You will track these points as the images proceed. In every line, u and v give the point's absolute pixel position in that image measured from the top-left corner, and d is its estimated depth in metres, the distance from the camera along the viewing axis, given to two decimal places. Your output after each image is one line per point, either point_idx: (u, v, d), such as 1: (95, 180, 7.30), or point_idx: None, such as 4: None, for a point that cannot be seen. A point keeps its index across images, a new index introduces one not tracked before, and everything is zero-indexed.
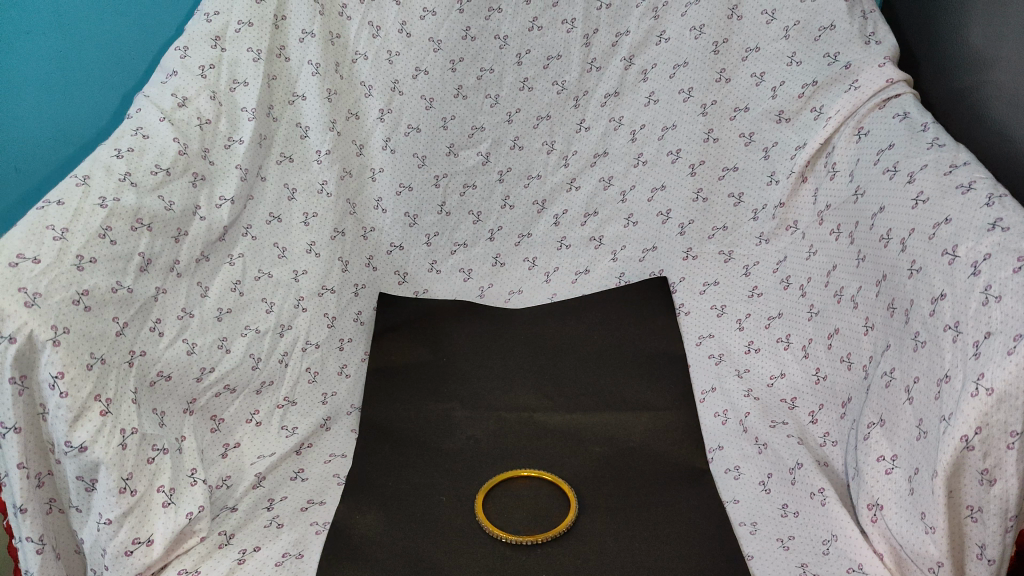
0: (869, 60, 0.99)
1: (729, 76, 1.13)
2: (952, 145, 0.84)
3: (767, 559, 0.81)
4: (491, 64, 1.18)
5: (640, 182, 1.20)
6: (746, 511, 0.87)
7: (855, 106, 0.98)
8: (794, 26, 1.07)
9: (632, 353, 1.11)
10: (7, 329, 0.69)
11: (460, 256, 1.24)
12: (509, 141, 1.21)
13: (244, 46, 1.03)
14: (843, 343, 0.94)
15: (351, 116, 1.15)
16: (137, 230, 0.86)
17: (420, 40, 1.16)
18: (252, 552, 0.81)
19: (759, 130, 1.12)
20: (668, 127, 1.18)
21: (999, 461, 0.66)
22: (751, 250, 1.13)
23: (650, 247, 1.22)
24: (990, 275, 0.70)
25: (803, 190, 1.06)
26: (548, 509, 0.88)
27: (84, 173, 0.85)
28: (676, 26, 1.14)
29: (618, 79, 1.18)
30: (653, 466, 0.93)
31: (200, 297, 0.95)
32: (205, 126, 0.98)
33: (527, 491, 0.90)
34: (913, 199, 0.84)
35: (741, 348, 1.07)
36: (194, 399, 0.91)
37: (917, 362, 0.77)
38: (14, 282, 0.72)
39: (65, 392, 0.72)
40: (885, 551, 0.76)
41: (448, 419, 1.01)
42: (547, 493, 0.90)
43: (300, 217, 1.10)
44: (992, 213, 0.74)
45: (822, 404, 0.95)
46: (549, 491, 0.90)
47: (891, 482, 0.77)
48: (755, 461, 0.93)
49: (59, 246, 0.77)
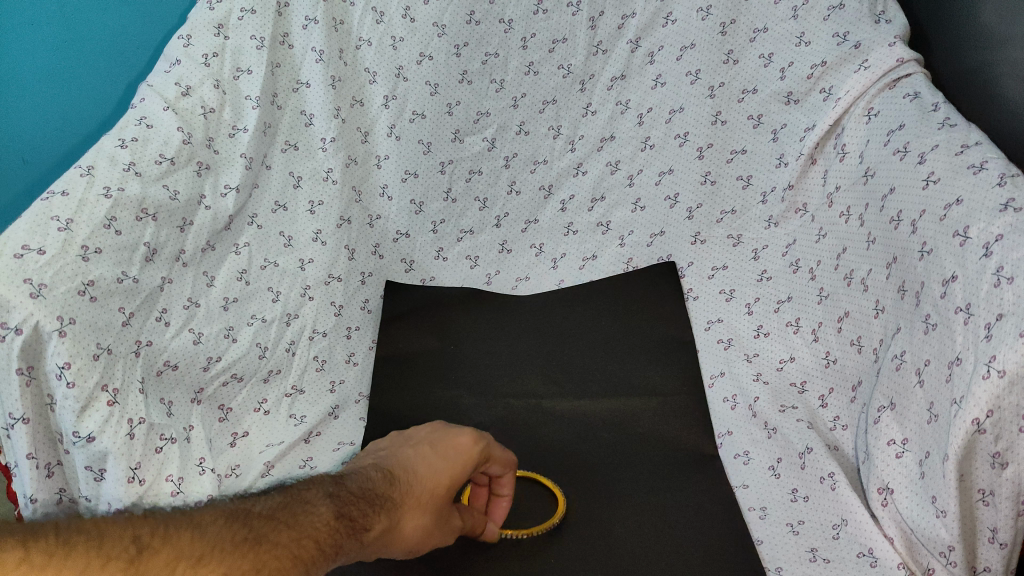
0: (880, 39, 0.96)
1: (737, 58, 1.10)
2: (963, 125, 0.82)
3: (777, 544, 0.82)
4: (496, 48, 1.15)
5: (648, 166, 1.17)
6: (755, 496, 0.88)
7: (865, 86, 0.96)
8: (803, 5, 1.04)
9: (641, 338, 1.09)
10: (14, 320, 0.74)
11: (467, 244, 1.21)
12: (515, 126, 1.18)
13: (247, 34, 1.01)
14: (853, 326, 0.93)
15: (356, 103, 1.13)
16: (143, 220, 0.89)
17: (424, 25, 1.13)
18: None
19: (767, 112, 1.09)
20: (676, 110, 1.14)
21: (1011, 444, 0.66)
22: (760, 233, 1.10)
23: (657, 232, 1.18)
24: (1002, 256, 0.70)
25: (812, 172, 1.03)
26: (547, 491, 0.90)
27: (89, 163, 0.87)
28: (684, 8, 1.10)
29: (625, 62, 1.14)
30: (662, 451, 0.94)
31: (206, 286, 0.97)
32: (209, 115, 0.97)
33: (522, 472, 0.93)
34: (925, 179, 0.82)
35: (749, 333, 1.05)
36: (202, 388, 0.92)
37: (928, 345, 0.76)
38: (19, 273, 0.77)
39: (72, 382, 0.76)
40: (896, 535, 0.76)
41: (456, 406, 1.01)
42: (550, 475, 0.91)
43: (306, 205, 1.09)
44: (1004, 192, 0.73)
45: (833, 388, 0.94)
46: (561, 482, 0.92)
47: (902, 466, 0.77)
48: (764, 446, 0.92)
49: (63, 238, 0.81)
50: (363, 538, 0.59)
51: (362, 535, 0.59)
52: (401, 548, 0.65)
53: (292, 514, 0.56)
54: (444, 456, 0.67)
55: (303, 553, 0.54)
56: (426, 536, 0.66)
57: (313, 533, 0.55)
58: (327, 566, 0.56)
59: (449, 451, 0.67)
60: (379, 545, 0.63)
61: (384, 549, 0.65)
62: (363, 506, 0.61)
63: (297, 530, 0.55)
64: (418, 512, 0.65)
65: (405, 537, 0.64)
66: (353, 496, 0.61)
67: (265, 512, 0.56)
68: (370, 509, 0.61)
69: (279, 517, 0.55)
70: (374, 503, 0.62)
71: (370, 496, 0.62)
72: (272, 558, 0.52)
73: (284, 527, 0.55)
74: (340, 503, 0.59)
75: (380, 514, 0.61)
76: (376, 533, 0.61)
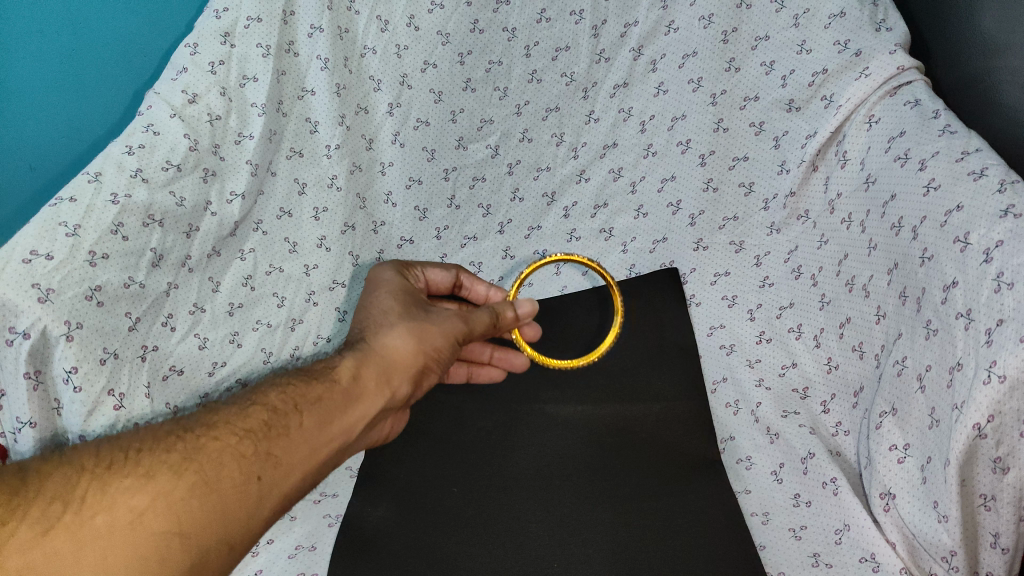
0: (880, 47, 0.96)
1: (738, 65, 1.10)
2: (963, 131, 0.82)
3: (780, 549, 0.87)
4: (500, 56, 1.15)
5: (650, 173, 1.17)
6: (758, 501, 0.92)
7: (866, 93, 0.96)
8: (803, 14, 1.03)
9: (644, 344, 1.08)
10: (22, 325, 0.82)
11: (470, 249, 1.19)
12: (518, 133, 1.18)
13: (253, 42, 1.00)
14: (855, 332, 0.93)
15: (361, 110, 1.13)
16: (149, 225, 0.92)
17: (428, 33, 1.13)
18: (266, 544, 0.89)
19: (769, 119, 1.09)
20: (678, 118, 1.14)
21: (1012, 449, 0.67)
22: (762, 240, 1.09)
23: (660, 238, 1.16)
24: (1003, 261, 0.71)
25: (814, 179, 1.04)
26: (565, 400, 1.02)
27: (97, 169, 0.89)
28: (685, 16, 1.11)
29: (627, 71, 1.15)
30: (666, 455, 0.97)
31: (211, 292, 1.01)
32: (215, 123, 0.98)
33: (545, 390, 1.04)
34: (926, 185, 0.82)
35: (752, 338, 1.05)
36: (207, 393, 0.99)
37: (929, 351, 0.77)
38: (29, 278, 0.83)
39: (78, 386, 0.85)
40: (898, 540, 0.80)
41: (458, 410, 1.01)
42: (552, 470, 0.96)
43: (310, 211, 1.09)
44: (1004, 199, 0.73)
45: (835, 394, 0.95)
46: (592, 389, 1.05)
47: (904, 471, 0.79)
48: (767, 451, 0.95)
49: (71, 242, 0.86)
50: (334, 379, 0.74)
51: (323, 394, 0.73)
52: (397, 380, 0.77)
53: (233, 403, 0.72)
54: (380, 287, 0.86)
55: (247, 423, 0.69)
56: (405, 339, 0.79)
57: (254, 411, 0.70)
58: (284, 427, 0.70)
59: (382, 282, 0.87)
60: (367, 389, 0.75)
61: (398, 377, 0.77)
62: (313, 375, 0.75)
63: (236, 412, 0.70)
64: (378, 334, 0.79)
65: (387, 352, 0.78)
66: (304, 374, 0.75)
67: (206, 410, 0.71)
68: (324, 373, 0.75)
69: (219, 415, 0.70)
70: (327, 366, 0.76)
71: (325, 359, 0.77)
72: (209, 443, 0.67)
73: (222, 422, 0.69)
74: (288, 378, 0.75)
75: (337, 367, 0.75)
76: (347, 379, 0.75)
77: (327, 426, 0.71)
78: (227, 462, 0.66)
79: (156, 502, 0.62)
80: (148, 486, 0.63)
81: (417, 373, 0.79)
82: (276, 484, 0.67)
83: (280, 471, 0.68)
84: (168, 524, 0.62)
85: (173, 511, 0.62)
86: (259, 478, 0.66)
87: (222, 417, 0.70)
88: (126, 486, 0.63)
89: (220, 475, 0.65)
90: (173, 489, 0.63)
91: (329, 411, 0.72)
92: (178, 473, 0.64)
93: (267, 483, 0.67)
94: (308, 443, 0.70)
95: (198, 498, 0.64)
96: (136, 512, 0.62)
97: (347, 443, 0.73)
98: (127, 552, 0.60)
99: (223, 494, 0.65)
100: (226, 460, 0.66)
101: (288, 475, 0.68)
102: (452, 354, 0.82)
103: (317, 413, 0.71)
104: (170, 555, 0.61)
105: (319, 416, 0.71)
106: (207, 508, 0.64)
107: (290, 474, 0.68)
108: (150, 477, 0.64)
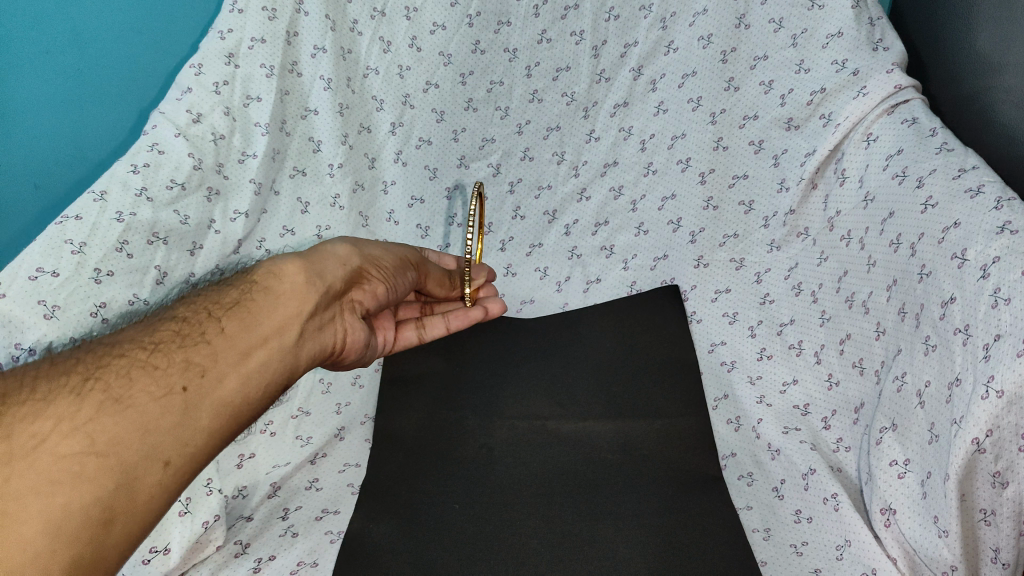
0: (878, 66, 0.96)
1: (738, 84, 1.11)
2: (961, 149, 0.83)
3: (780, 565, 0.86)
4: (501, 76, 1.17)
5: (650, 192, 1.18)
6: (759, 517, 0.91)
7: (864, 111, 0.96)
8: (802, 34, 1.04)
9: (645, 359, 1.08)
10: (28, 341, 0.83)
11: None
12: (520, 152, 1.20)
13: (256, 62, 1.03)
14: (856, 348, 0.94)
15: (364, 130, 1.16)
16: (153, 243, 0.93)
17: (431, 54, 1.15)
18: (268, 561, 0.88)
19: (769, 137, 1.09)
20: (677, 136, 1.15)
21: (1011, 464, 0.67)
22: (762, 257, 1.10)
23: (661, 255, 1.18)
24: (1000, 277, 0.71)
25: (813, 198, 1.04)
26: (573, 398, 1.05)
27: (102, 188, 0.91)
28: (684, 36, 1.12)
29: (627, 90, 1.16)
30: (666, 473, 0.96)
31: None
32: (219, 142, 1.00)
33: (547, 407, 1.04)
34: (923, 203, 0.84)
35: (754, 355, 1.06)
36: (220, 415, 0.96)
37: (929, 366, 0.78)
38: (35, 295, 0.84)
39: None
40: (899, 555, 0.79)
41: (461, 426, 1.03)
42: (551, 484, 0.96)
43: (314, 229, 1.11)
44: (1000, 216, 0.74)
45: (835, 410, 0.95)
46: (596, 404, 1.04)
47: (904, 486, 0.79)
48: (768, 467, 0.95)
49: (77, 259, 0.87)
50: (263, 284, 0.68)
51: (253, 299, 0.67)
52: (329, 276, 0.72)
53: (147, 323, 0.64)
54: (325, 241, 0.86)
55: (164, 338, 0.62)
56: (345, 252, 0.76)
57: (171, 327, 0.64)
58: (209, 336, 0.63)
59: None
60: (297, 285, 0.69)
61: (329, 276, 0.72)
62: (238, 285, 0.69)
63: (150, 330, 0.63)
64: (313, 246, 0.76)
65: (327, 256, 0.74)
66: (228, 286, 0.69)
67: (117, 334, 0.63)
68: (251, 281, 0.69)
69: (126, 337, 0.62)
70: (251, 275, 0.70)
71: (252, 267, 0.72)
72: (116, 362, 0.59)
73: (126, 342, 0.62)
74: (213, 294, 0.68)
75: (267, 271, 0.70)
76: (275, 279, 0.69)
77: (257, 326, 0.65)
78: (137, 377, 0.58)
79: (60, 424, 0.52)
80: (48, 411, 0.53)
81: (354, 274, 0.76)
82: (205, 392, 0.59)
83: (209, 377, 0.60)
84: (79, 445, 0.52)
85: (79, 432, 0.53)
86: (185, 387, 0.59)
87: (130, 339, 0.62)
88: (23, 414, 0.52)
89: (131, 392, 0.57)
90: (77, 411, 0.54)
91: (259, 312, 0.66)
92: (80, 395, 0.55)
93: (197, 392, 0.59)
94: (236, 345, 0.63)
95: (108, 415, 0.55)
96: (38, 438, 0.51)
97: (286, 341, 0.66)
98: (34, 477, 0.49)
99: (138, 408, 0.56)
100: (138, 375, 0.58)
101: (217, 379, 0.61)
102: (399, 280, 0.83)
103: (243, 315, 0.65)
104: (90, 475, 0.51)
105: (249, 320, 0.65)
106: (122, 423, 0.55)
107: (223, 378, 0.61)
108: (47, 402, 0.54)
